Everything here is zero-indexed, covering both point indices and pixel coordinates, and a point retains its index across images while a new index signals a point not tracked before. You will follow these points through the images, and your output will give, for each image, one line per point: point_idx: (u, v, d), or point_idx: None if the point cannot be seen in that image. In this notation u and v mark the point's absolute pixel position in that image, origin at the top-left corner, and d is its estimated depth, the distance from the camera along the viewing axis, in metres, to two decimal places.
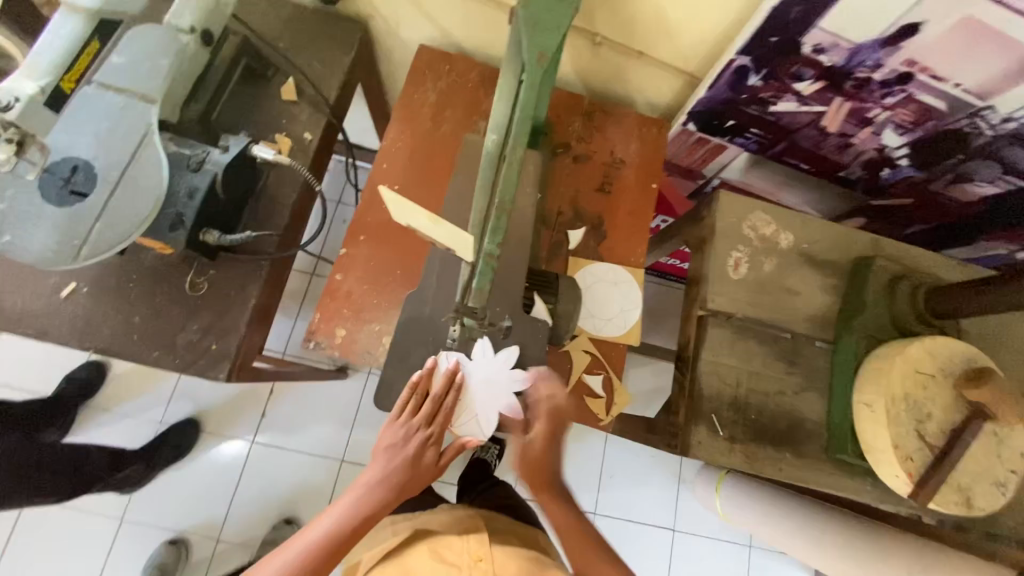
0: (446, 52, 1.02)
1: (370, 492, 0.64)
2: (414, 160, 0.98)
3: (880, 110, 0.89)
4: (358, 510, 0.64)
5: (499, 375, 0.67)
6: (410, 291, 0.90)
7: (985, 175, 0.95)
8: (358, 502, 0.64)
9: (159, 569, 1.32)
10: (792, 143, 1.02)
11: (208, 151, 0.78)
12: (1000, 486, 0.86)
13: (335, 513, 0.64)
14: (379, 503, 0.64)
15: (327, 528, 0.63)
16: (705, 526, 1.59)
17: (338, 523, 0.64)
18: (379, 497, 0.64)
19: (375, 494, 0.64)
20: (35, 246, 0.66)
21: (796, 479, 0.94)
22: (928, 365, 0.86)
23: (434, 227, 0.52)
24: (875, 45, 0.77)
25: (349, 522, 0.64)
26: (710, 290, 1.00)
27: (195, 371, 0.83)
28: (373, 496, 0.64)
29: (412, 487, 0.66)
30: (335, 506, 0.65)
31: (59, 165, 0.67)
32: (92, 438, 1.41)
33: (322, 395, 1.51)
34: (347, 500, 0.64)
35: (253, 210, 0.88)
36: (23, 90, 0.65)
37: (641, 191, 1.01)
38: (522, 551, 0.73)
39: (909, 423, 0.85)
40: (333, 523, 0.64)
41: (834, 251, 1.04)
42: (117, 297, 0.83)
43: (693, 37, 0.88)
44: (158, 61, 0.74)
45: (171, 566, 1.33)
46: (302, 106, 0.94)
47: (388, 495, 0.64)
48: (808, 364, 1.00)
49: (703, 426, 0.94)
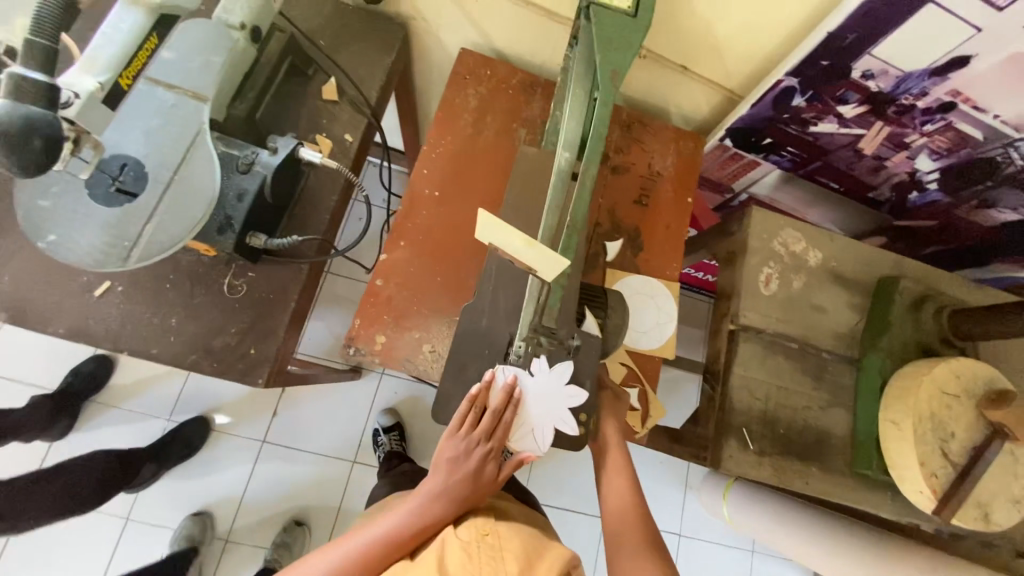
0: (485, 56, 1.01)
1: (428, 505, 0.65)
2: (454, 166, 0.95)
3: (918, 136, 0.91)
4: (414, 522, 0.64)
5: (556, 392, 0.66)
6: (452, 298, 0.89)
7: (1009, 202, 0.98)
8: (415, 513, 0.65)
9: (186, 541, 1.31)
10: (826, 163, 1.04)
11: (257, 152, 0.76)
12: (1017, 503, 0.87)
13: (390, 520, 0.65)
14: (436, 515, 0.65)
15: (380, 533, 0.64)
16: (709, 531, 1.61)
17: (392, 531, 0.64)
18: (438, 510, 0.65)
19: (433, 507, 0.65)
20: (85, 246, 0.65)
21: (821, 493, 0.96)
22: (952, 386, 0.88)
23: (528, 250, 0.57)
24: (923, 74, 0.79)
25: (401, 530, 0.64)
26: (742, 306, 1.02)
27: (233, 376, 0.80)
28: (431, 508, 0.65)
29: (471, 501, 0.66)
30: (391, 514, 0.65)
31: (109, 162, 0.66)
32: (99, 434, 1.38)
33: (336, 396, 1.49)
34: (403, 509, 0.65)
35: (293, 212, 0.86)
36: (82, 87, 0.58)
37: (677, 206, 0.99)
38: (526, 529, 0.66)
39: (934, 441, 0.86)
40: (387, 529, 0.64)
41: (860, 270, 1.06)
42: (153, 297, 0.80)
43: (740, 57, 0.89)
44: (211, 58, 0.73)
45: (198, 538, 1.32)
46: (343, 107, 0.92)
47: (446, 509, 0.65)
48: (833, 381, 1.02)
49: (734, 440, 0.96)
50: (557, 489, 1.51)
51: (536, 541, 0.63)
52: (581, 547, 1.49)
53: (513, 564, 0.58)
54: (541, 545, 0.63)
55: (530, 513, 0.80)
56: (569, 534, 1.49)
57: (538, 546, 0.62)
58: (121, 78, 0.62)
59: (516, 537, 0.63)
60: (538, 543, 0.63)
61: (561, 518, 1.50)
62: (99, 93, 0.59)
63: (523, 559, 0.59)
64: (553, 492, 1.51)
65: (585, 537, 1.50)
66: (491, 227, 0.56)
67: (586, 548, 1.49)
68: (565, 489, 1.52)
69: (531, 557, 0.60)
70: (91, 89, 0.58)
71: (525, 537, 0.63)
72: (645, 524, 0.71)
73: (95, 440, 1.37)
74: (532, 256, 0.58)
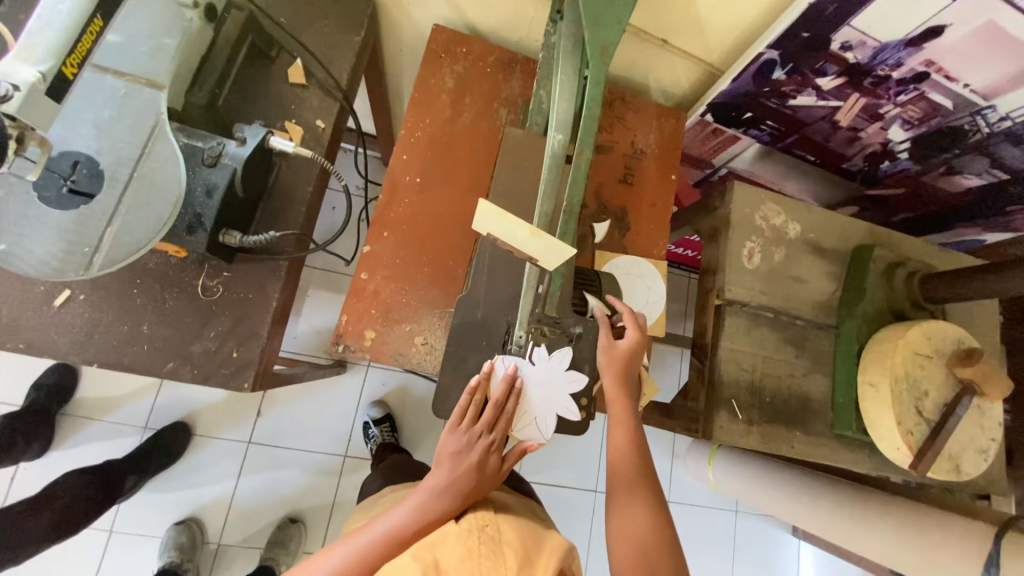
0: (459, 32, 0.96)
1: (430, 502, 0.63)
2: (435, 151, 0.91)
3: (892, 107, 0.93)
4: (418, 519, 0.62)
5: (555, 377, 0.67)
6: (439, 289, 0.86)
7: (974, 168, 1.01)
8: (418, 511, 0.63)
9: (176, 550, 1.27)
10: (804, 136, 1.05)
11: (223, 142, 0.71)
12: (983, 452, 0.94)
13: (391, 519, 0.62)
14: (440, 512, 0.63)
15: (380, 534, 0.61)
16: (697, 496, 1.67)
17: (393, 531, 0.61)
18: (441, 507, 0.63)
19: (437, 504, 0.63)
20: (39, 254, 0.59)
21: (807, 456, 1.01)
22: (925, 348, 0.93)
23: (532, 240, 0.59)
24: (899, 45, 0.80)
25: (403, 528, 0.62)
26: (727, 280, 1.04)
27: (216, 382, 0.76)
28: (434, 505, 0.63)
29: (475, 495, 0.66)
30: (391, 514, 0.63)
31: (57, 161, 0.60)
32: (72, 449, 1.31)
33: (321, 392, 1.45)
34: (404, 508, 0.63)
35: (267, 206, 0.81)
36: (20, 77, 0.51)
37: (662, 184, 0.98)
38: (526, 522, 0.67)
39: (909, 400, 0.91)
40: (387, 529, 0.61)
41: (837, 240, 1.10)
42: (120, 304, 0.75)
43: (722, 30, 0.87)
44: (163, 40, 0.68)
45: (187, 547, 1.28)
46: (312, 91, 0.86)
47: (450, 505, 0.64)
48: (814, 348, 1.06)
49: (725, 412, 0.98)
50: (549, 467, 1.54)
51: (533, 534, 0.65)
52: (574, 520, 1.53)
53: (512, 559, 0.58)
54: (539, 539, 0.64)
55: (529, 505, 0.81)
56: (563, 509, 1.52)
57: (537, 540, 0.63)
58: (65, 66, 0.55)
59: (514, 530, 0.63)
60: (536, 538, 0.64)
61: (554, 496, 1.52)
62: (40, 84, 0.52)
63: (522, 553, 0.60)
64: (544, 470, 1.53)
65: (578, 511, 1.53)
66: (495, 218, 0.59)
67: (579, 520, 1.53)
68: (555, 467, 1.54)
69: (530, 550, 0.61)
70: (31, 80, 0.51)
71: (523, 533, 0.64)
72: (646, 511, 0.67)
73: (67, 456, 1.30)
74: (534, 247, 0.60)
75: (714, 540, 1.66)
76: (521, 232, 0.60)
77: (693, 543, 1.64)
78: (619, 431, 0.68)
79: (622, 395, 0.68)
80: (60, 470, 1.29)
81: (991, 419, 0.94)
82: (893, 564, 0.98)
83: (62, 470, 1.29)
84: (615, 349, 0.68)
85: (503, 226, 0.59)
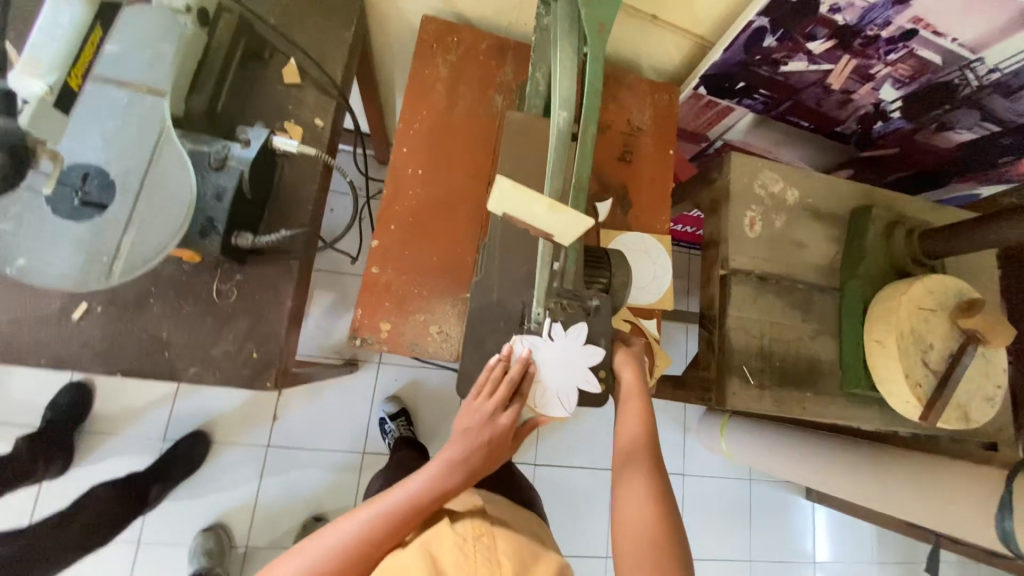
0: (449, 22, 0.96)
1: (445, 474, 0.66)
2: (435, 141, 0.92)
3: (882, 66, 0.94)
4: (433, 490, 0.65)
5: (571, 353, 0.69)
6: (449, 279, 0.87)
7: (965, 123, 1.03)
8: (433, 483, 0.65)
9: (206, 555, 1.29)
10: (797, 102, 1.06)
11: (228, 145, 0.72)
12: (989, 400, 0.96)
13: (408, 490, 0.64)
14: (454, 485, 0.66)
15: (398, 502, 0.64)
16: (712, 467, 1.70)
17: (410, 500, 0.64)
18: (454, 480, 0.66)
19: (451, 476, 0.66)
20: (60, 267, 0.61)
21: (819, 415, 1.03)
22: (927, 301, 0.94)
23: (552, 215, 0.59)
24: (887, 4, 0.81)
25: (419, 499, 0.64)
26: (730, 250, 1.05)
27: (239, 383, 0.77)
28: (448, 477, 0.66)
29: (483, 472, 0.68)
30: (408, 484, 0.65)
31: (69, 173, 0.61)
32: (95, 465, 1.32)
33: (337, 391, 1.47)
34: (421, 478, 0.65)
35: (274, 207, 0.82)
36: None
37: (661, 158, 0.99)
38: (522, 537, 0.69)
39: (916, 354, 0.93)
40: (407, 497, 0.64)
41: (835, 203, 1.11)
42: (137, 312, 0.75)
43: (709, 1, 0.88)
44: (162, 48, 0.68)
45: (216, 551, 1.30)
46: (308, 89, 0.86)
47: (462, 478, 0.66)
48: (820, 311, 1.08)
49: (736, 377, 1.01)
50: (564, 449, 1.56)
51: (531, 551, 0.68)
52: (592, 498, 1.55)
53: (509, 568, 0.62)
54: (535, 554, 0.67)
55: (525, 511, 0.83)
56: (579, 490, 1.55)
57: (533, 552, 0.68)
58: None
59: (510, 543, 0.66)
60: (534, 552, 0.68)
61: (572, 477, 1.55)
62: None
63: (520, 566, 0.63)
64: (561, 452, 1.56)
65: (596, 490, 1.56)
66: (511, 193, 0.57)
67: (598, 499, 1.55)
68: (572, 449, 1.56)
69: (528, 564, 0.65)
70: None
71: (519, 547, 0.67)
72: (656, 471, 0.67)
73: (90, 472, 1.32)
74: (550, 221, 0.60)
75: (731, 508, 1.70)
76: (538, 206, 0.59)
77: (709, 512, 1.67)
78: (632, 422, 0.70)
79: (641, 388, 0.72)
80: (84, 487, 1.30)
81: (997, 366, 0.96)
82: (914, 518, 0.99)
83: (86, 486, 1.30)
84: (634, 351, 0.75)
85: (519, 201, 0.58)
